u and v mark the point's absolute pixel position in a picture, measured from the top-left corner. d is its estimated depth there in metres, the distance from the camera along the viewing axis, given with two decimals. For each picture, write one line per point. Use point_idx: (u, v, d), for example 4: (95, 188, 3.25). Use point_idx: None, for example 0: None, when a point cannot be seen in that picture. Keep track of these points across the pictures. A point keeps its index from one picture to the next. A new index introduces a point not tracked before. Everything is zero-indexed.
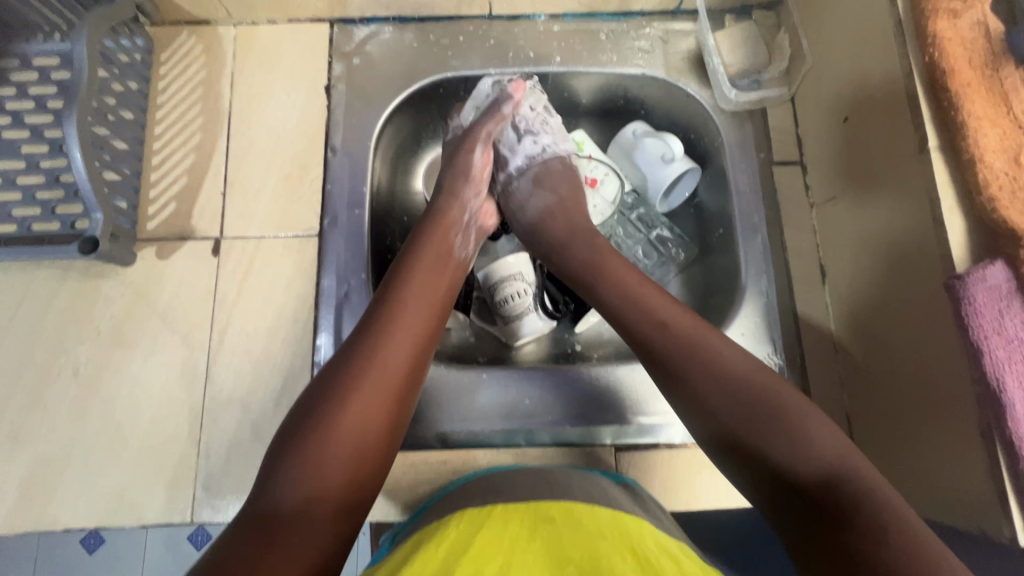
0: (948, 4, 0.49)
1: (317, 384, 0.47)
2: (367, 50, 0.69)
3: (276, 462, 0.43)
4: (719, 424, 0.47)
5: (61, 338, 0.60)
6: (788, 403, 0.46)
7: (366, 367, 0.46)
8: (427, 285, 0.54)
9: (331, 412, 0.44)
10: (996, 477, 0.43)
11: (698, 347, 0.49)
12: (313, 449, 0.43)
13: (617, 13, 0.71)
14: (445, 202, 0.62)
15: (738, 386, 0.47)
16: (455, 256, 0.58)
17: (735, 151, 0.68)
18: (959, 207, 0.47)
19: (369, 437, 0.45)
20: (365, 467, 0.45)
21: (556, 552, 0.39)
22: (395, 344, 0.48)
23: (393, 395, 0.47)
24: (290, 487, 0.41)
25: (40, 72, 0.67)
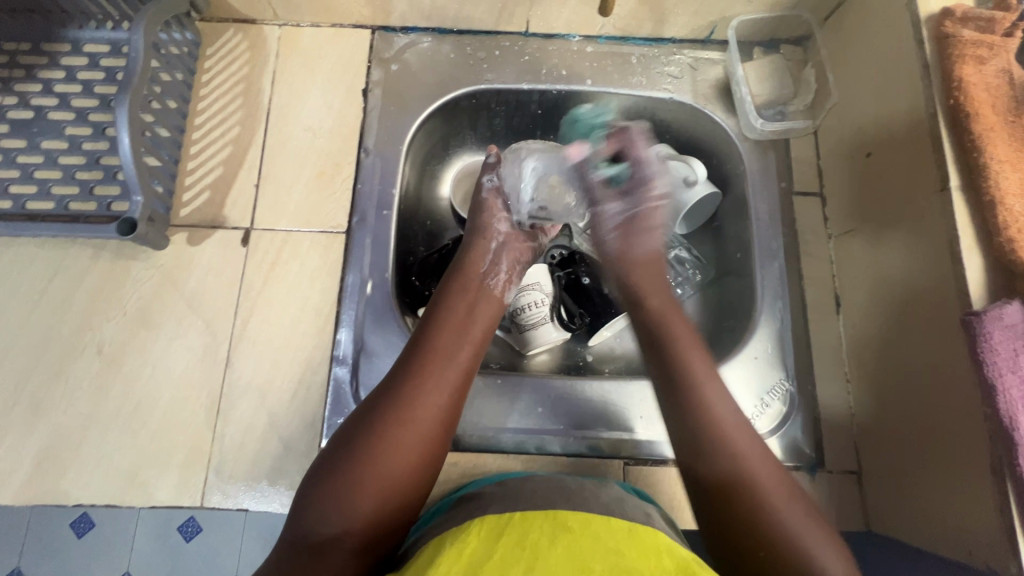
0: (974, 52, 0.51)
1: (352, 421, 0.48)
2: (406, 58, 0.72)
3: (312, 493, 0.44)
4: (734, 466, 0.47)
5: (88, 315, 0.62)
6: (793, 516, 0.45)
7: (399, 405, 0.47)
8: (463, 323, 0.54)
9: (362, 450, 0.45)
10: (1004, 514, 0.44)
11: (728, 436, 0.48)
12: (343, 486, 0.44)
13: (649, 38, 0.73)
14: (477, 236, 0.62)
15: (747, 487, 0.46)
16: (490, 283, 0.59)
17: (757, 178, 0.69)
18: (978, 246, 0.48)
19: (402, 471, 0.45)
20: (394, 511, 0.45)
21: (579, 561, 0.38)
22: (430, 384, 0.48)
23: (428, 432, 0.47)
24: (325, 518, 0.43)
25: (90, 58, 0.69)
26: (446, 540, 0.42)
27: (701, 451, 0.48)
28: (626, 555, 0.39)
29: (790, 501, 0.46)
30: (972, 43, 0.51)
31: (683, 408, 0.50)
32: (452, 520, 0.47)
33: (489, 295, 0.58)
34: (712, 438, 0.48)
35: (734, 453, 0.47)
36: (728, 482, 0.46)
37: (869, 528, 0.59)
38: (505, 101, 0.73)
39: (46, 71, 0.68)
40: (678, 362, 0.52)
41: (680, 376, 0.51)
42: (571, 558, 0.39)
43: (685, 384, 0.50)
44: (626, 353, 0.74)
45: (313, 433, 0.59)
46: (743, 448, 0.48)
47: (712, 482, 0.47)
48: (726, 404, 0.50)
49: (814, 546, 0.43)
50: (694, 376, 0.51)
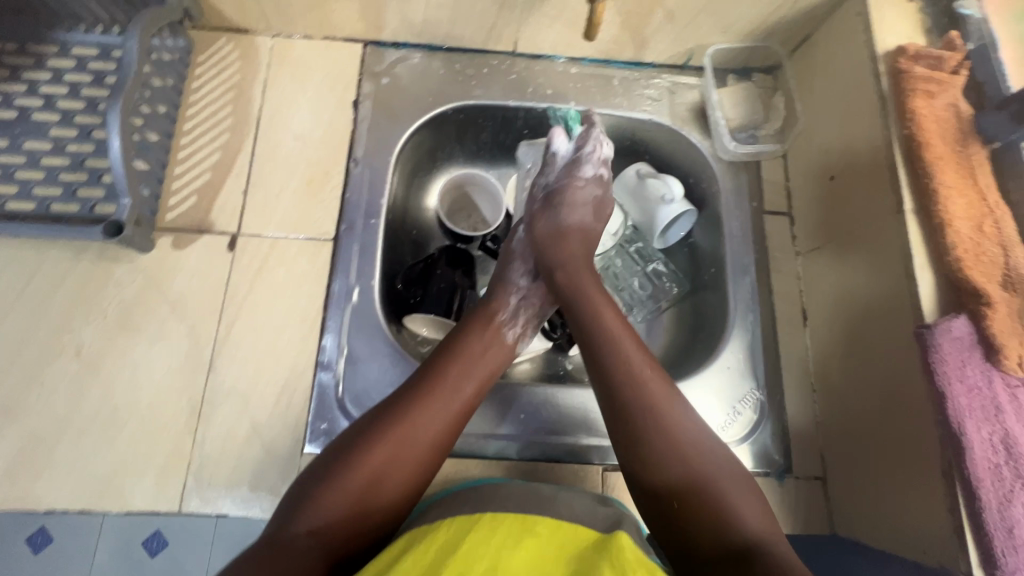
0: (924, 87, 0.56)
1: (352, 431, 0.49)
2: (396, 72, 0.74)
3: (299, 494, 0.45)
4: (659, 434, 0.49)
5: (67, 317, 0.61)
6: (733, 495, 0.47)
7: (398, 422, 0.48)
8: (474, 357, 0.55)
9: (355, 458, 0.46)
10: (954, 513, 0.47)
11: (660, 413, 0.51)
12: (331, 490, 0.44)
13: (630, 62, 0.77)
14: (503, 282, 0.63)
15: (684, 463, 0.48)
16: (506, 331, 0.60)
17: (730, 198, 0.73)
18: (929, 265, 0.53)
19: (385, 487, 0.46)
20: (368, 521, 0.45)
21: (538, 572, 0.40)
22: (432, 410, 0.50)
23: (418, 455, 0.48)
24: (304, 517, 0.43)
25: (78, 61, 0.69)
26: (419, 536, 0.43)
27: (639, 430, 0.50)
28: (583, 558, 0.41)
29: (731, 481, 0.48)
30: (923, 79, 0.56)
31: (612, 381, 0.52)
32: (426, 519, 0.47)
33: (502, 339, 0.59)
34: (649, 423, 0.50)
35: (659, 419, 0.50)
36: (654, 453, 0.49)
37: (833, 531, 0.62)
38: (491, 116, 0.75)
39: (32, 73, 0.68)
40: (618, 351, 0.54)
41: (616, 362, 0.53)
42: (533, 565, 0.40)
43: (617, 361, 0.53)
44: None
45: (295, 438, 0.60)
46: (680, 428, 0.50)
47: (649, 460, 0.49)
48: (665, 389, 0.52)
49: (752, 520, 0.46)
50: (630, 359, 0.53)
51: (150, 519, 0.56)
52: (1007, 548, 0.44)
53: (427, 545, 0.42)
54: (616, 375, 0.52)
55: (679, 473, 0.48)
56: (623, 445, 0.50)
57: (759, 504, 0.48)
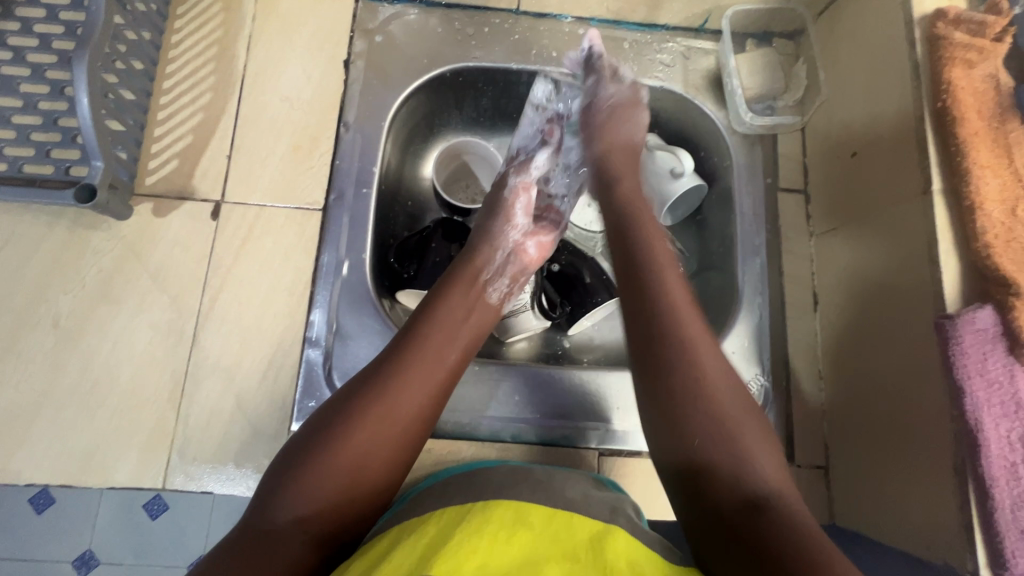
0: (964, 55, 0.51)
1: (328, 408, 0.46)
2: (390, 29, 0.68)
3: (275, 480, 0.43)
4: (699, 384, 0.44)
5: (43, 286, 0.58)
6: (747, 435, 0.43)
7: (377, 396, 0.45)
8: (456, 318, 0.52)
9: (332, 442, 0.43)
10: (963, 511, 0.45)
11: (684, 322, 0.47)
12: (310, 475, 0.42)
13: (642, 23, 0.72)
14: (486, 232, 0.60)
15: (706, 391, 0.44)
16: (489, 291, 0.57)
17: (743, 174, 0.69)
18: (955, 251, 0.49)
19: (370, 463, 0.44)
20: (359, 500, 0.43)
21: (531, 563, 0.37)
22: (410, 380, 0.47)
23: (401, 425, 0.45)
24: (285, 504, 0.41)
25: (47, 10, 0.64)
26: (406, 531, 0.41)
27: (671, 365, 0.45)
28: (580, 561, 0.38)
29: (745, 417, 0.44)
30: (963, 46, 0.51)
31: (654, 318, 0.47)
32: (417, 505, 0.46)
33: (487, 299, 0.56)
34: (677, 334, 0.46)
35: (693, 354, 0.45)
36: (694, 395, 0.44)
37: (833, 522, 0.60)
38: (493, 80, 0.70)
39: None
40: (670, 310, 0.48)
41: (651, 289, 0.49)
42: (524, 557, 0.38)
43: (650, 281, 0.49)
44: (604, 343, 0.74)
45: (283, 415, 0.58)
46: (711, 370, 0.45)
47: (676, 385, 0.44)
48: (680, 287, 0.50)
49: (770, 481, 0.41)
50: (668, 289, 0.49)
51: (134, 493, 0.55)
52: (1017, 549, 0.42)
53: (413, 542, 0.40)
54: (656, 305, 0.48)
55: (697, 396, 0.44)
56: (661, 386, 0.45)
57: (774, 456, 0.43)
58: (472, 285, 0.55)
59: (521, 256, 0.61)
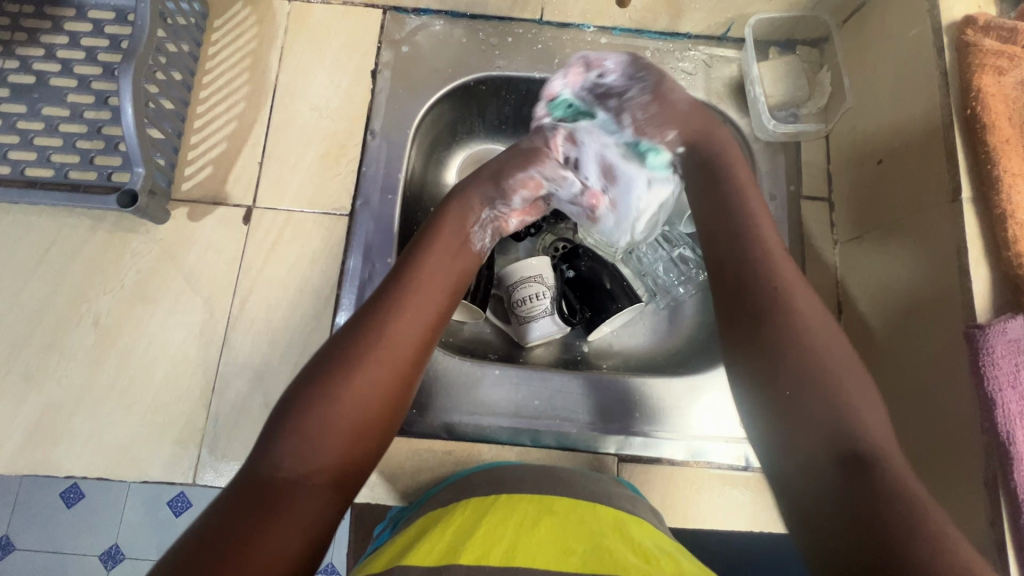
0: (995, 61, 0.50)
1: (321, 357, 0.47)
2: (417, 39, 0.70)
3: (274, 430, 0.43)
4: (834, 391, 0.45)
5: (85, 286, 0.61)
6: (865, 415, 0.44)
7: (372, 342, 0.47)
8: (441, 269, 0.54)
9: (331, 387, 0.45)
10: (995, 526, 0.44)
11: (802, 317, 0.49)
12: (314, 420, 0.43)
13: (665, 32, 0.72)
14: (465, 195, 0.61)
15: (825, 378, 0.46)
16: (469, 244, 0.59)
17: (766, 181, 0.69)
18: (985, 260, 0.48)
19: (370, 407, 0.46)
20: (364, 442, 0.45)
21: (561, 545, 0.39)
22: (401, 324, 0.49)
23: (396, 366, 0.48)
24: (290, 453, 0.42)
25: (94, 25, 0.68)
26: (430, 524, 0.42)
27: (782, 352, 0.48)
28: (610, 538, 0.40)
29: (870, 404, 0.45)
30: (994, 53, 0.50)
31: (762, 302, 0.50)
32: (440, 501, 0.47)
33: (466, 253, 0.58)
34: (790, 330, 0.48)
35: (817, 352, 0.47)
36: (843, 402, 0.44)
37: None
38: (516, 89, 0.72)
39: (49, 37, 0.67)
40: (785, 306, 0.50)
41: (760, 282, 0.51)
42: (554, 539, 0.39)
43: (770, 278, 0.51)
44: (624, 349, 0.74)
45: None
46: (840, 364, 0.47)
47: (789, 383, 0.46)
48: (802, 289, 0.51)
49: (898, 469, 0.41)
50: (789, 290, 0.51)
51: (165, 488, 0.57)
52: None
53: (436, 534, 0.40)
54: (773, 303, 0.50)
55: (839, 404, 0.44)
56: (773, 382, 0.47)
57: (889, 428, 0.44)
58: (455, 235, 0.57)
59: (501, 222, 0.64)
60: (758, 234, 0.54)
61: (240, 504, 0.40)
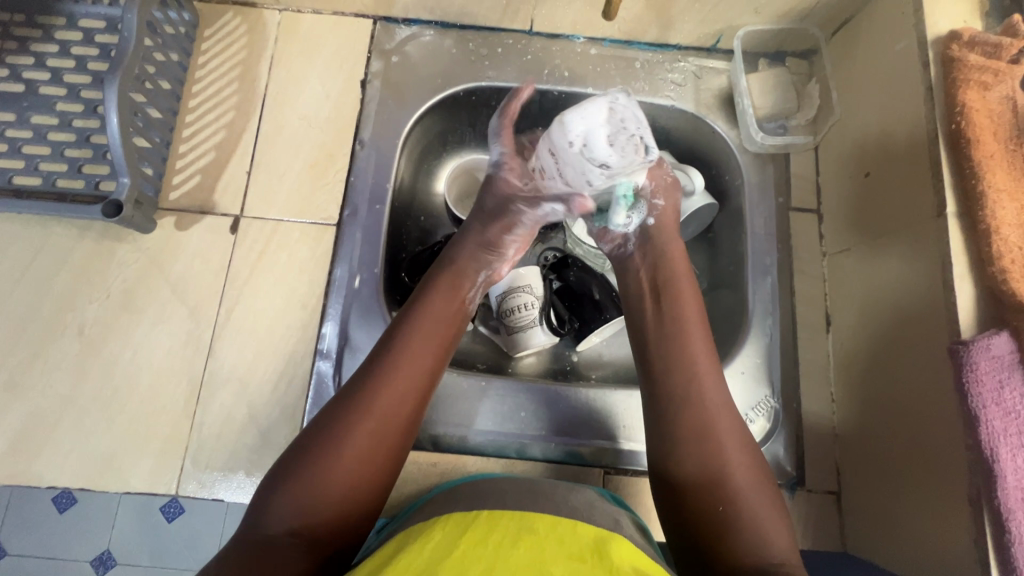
0: (979, 77, 0.50)
1: (320, 414, 0.48)
2: (407, 49, 0.70)
3: (269, 492, 0.44)
4: (718, 456, 0.49)
5: (70, 295, 0.61)
6: (748, 487, 0.48)
7: (366, 400, 0.48)
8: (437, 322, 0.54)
9: (323, 448, 0.45)
10: (979, 543, 0.44)
11: (704, 394, 0.52)
12: (310, 479, 0.44)
13: (654, 43, 0.72)
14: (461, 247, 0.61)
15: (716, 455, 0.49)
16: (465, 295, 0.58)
17: (755, 193, 0.69)
18: (970, 275, 0.48)
19: (366, 465, 0.46)
20: (359, 499, 0.45)
21: (539, 562, 0.38)
22: (394, 383, 0.49)
23: (391, 424, 0.48)
24: (285, 510, 0.43)
25: (84, 33, 0.68)
26: (409, 539, 0.42)
27: (677, 414, 0.51)
28: (589, 564, 0.38)
29: (755, 482, 0.49)
30: (977, 68, 0.50)
31: (667, 365, 0.53)
32: (421, 515, 0.46)
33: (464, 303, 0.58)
34: (691, 411, 0.51)
35: (710, 418, 0.51)
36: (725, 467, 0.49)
37: (845, 549, 0.59)
38: (505, 99, 0.72)
39: (39, 45, 0.67)
40: (686, 370, 0.53)
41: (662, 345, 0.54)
42: (532, 557, 0.38)
43: (675, 341, 0.55)
44: (614, 359, 0.73)
45: (292, 426, 0.59)
46: (730, 442, 0.50)
47: (681, 448, 0.50)
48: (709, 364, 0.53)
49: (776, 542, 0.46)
50: (689, 351, 0.54)
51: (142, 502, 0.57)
52: None
53: (414, 549, 0.40)
54: (674, 367, 0.53)
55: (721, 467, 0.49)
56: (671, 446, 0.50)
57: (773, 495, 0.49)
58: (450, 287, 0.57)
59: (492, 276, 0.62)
60: (679, 311, 0.56)
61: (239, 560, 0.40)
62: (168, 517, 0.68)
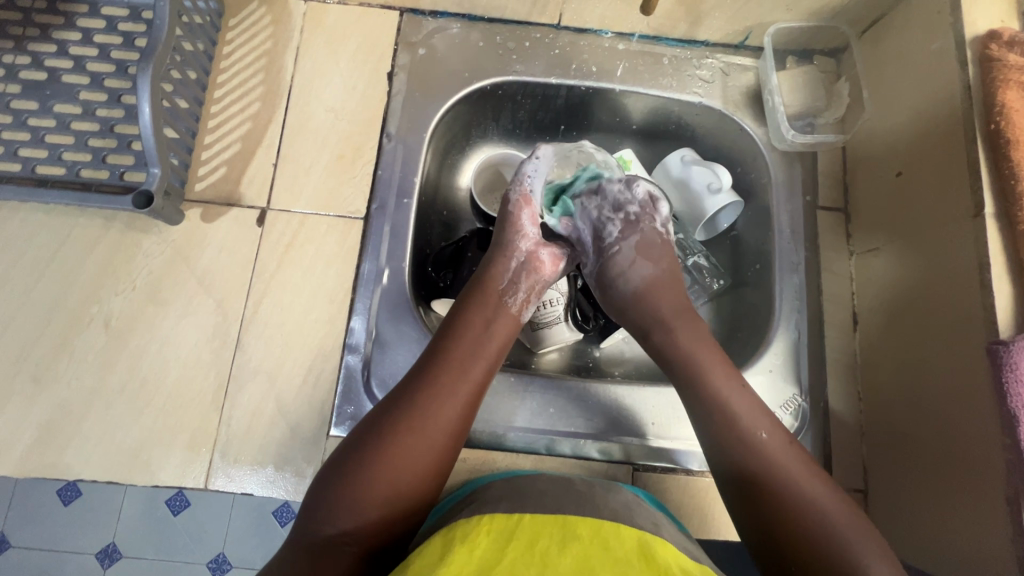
0: (1019, 77, 0.50)
1: (363, 426, 0.48)
2: (434, 42, 0.70)
3: (318, 493, 0.45)
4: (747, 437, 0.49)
5: (96, 286, 0.60)
6: (797, 472, 0.48)
7: (409, 416, 0.47)
8: (479, 337, 0.53)
9: (365, 460, 0.45)
10: (1016, 542, 0.44)
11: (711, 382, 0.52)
12: (352, 492, 0.44)
13: (682, 40, 0.72)
14: (498, 250, 0.59)
15: (758, 444, 0.49)
16: (508, 304, 0.57)
17: (782, 190, 0.69)
18: (1008, 275, 0.48)
19: (407, 482, 0.46)
20: (399, 514, 0.45)
21: (587, 568, 0.38)
22: (442, 396, 0.49)
23: (434, 441, 0.47)
24: (328, 518, 0.44)
25: (108, 21, 0.67)
26: (455, 538, 0.42)
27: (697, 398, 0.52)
28: (636, 569, 0.39)
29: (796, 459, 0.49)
30: (1017, 68, 0.50)
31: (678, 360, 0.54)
32: (460, 514, 0.46)
33: (508, 313, 0.57)
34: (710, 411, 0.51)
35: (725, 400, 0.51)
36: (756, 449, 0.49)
37: None
38: (532, 94, 0.71)
39: (62, 33, 0.66)
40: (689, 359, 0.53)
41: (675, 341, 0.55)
42: (580, 564, 0.39)
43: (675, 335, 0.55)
44: (636, 356, 0.73)
45: (322, 419, 0.58)
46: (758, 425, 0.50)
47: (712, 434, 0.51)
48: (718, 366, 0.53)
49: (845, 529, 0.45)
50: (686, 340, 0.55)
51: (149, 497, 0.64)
52: None
53: (463, 551, 0.40)
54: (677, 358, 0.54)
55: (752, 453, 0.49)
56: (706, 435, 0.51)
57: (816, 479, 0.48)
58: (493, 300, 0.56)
59: (535, 266, 0.59)
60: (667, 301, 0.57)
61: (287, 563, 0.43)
62: (173, 510, 0.65)
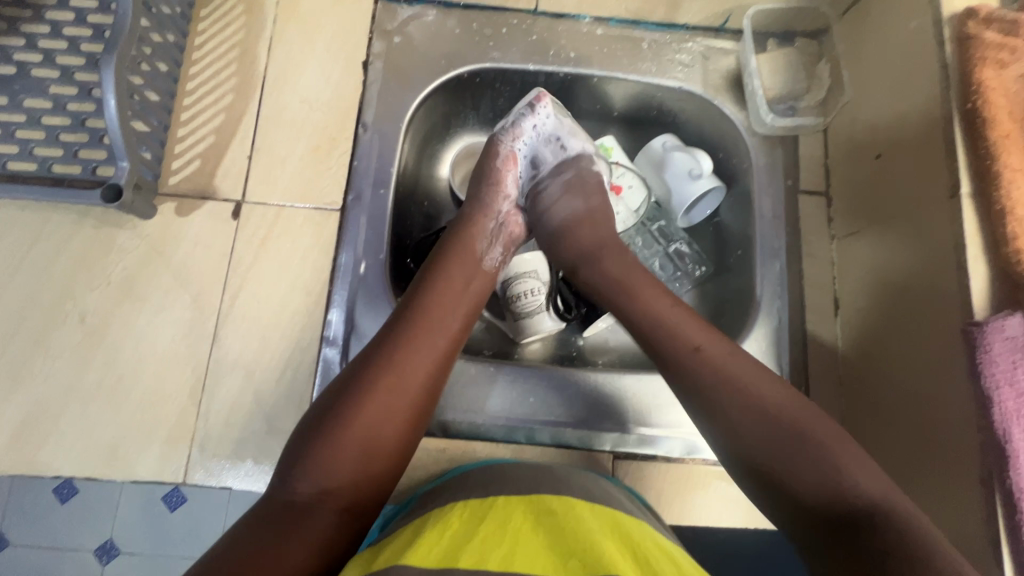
0: (996, 54, 0.49)
1: (338, 383, 0.48)
2: (409, 30, 0.69)
3: (293, 453, 0.44)
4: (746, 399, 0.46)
5: (70, 283, 0.60)
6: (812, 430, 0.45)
7: (385, 369, 0.47)
8: (456, 293, 0.54)
9: (342, 415, 0.45)
10: (990, 522, 0.44)
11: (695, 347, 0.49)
12: (330, 447, 0.44)
13: (661, 23, 0.71)
14: (475, 206, 0.61)
15: (762, 405, 0.46)
16: (485, 261, 0.58)
17: (763, 175, 0.68)
18: (983, 256, 0.48)
19: (383, 434, 0.45)
20: (377, 467, 0.45)
21: (560, 542, 0.39)
22: (418, 349, 0.49)
23: (410, 392, 0.47)
24: (306, 478, 0.43)
25: (76, 13, 0.66)
26: (427, 523, 0.42)
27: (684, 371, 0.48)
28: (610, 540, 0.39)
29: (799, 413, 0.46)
30: (994, 46, 0.49)
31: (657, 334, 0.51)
32: (432, 505, 0.46)
33: (483, 269, 0.57)
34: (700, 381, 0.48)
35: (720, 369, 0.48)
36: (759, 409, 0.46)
37: None
38: (510, 81, 0.70)
39: (30, 26, 0.65)
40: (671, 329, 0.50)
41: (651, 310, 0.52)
42: (552, 543, 0.39)
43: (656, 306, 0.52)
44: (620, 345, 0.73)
45: (301, 412, 0.58)
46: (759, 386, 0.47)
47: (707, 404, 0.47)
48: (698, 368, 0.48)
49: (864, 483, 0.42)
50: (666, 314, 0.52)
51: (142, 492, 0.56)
52: None
53: (434, 534, 0.40)
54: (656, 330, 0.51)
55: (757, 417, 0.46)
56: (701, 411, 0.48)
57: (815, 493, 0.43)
58: (469, 257, 0.57)
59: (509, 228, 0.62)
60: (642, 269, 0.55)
61: (264, 524, 0.42)
62: (171, 506, 0.56)
